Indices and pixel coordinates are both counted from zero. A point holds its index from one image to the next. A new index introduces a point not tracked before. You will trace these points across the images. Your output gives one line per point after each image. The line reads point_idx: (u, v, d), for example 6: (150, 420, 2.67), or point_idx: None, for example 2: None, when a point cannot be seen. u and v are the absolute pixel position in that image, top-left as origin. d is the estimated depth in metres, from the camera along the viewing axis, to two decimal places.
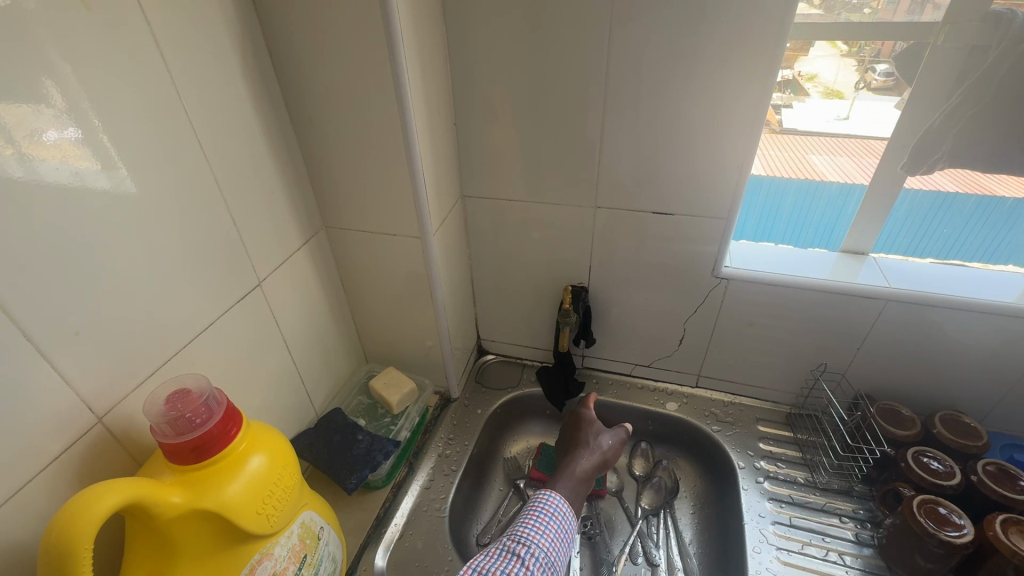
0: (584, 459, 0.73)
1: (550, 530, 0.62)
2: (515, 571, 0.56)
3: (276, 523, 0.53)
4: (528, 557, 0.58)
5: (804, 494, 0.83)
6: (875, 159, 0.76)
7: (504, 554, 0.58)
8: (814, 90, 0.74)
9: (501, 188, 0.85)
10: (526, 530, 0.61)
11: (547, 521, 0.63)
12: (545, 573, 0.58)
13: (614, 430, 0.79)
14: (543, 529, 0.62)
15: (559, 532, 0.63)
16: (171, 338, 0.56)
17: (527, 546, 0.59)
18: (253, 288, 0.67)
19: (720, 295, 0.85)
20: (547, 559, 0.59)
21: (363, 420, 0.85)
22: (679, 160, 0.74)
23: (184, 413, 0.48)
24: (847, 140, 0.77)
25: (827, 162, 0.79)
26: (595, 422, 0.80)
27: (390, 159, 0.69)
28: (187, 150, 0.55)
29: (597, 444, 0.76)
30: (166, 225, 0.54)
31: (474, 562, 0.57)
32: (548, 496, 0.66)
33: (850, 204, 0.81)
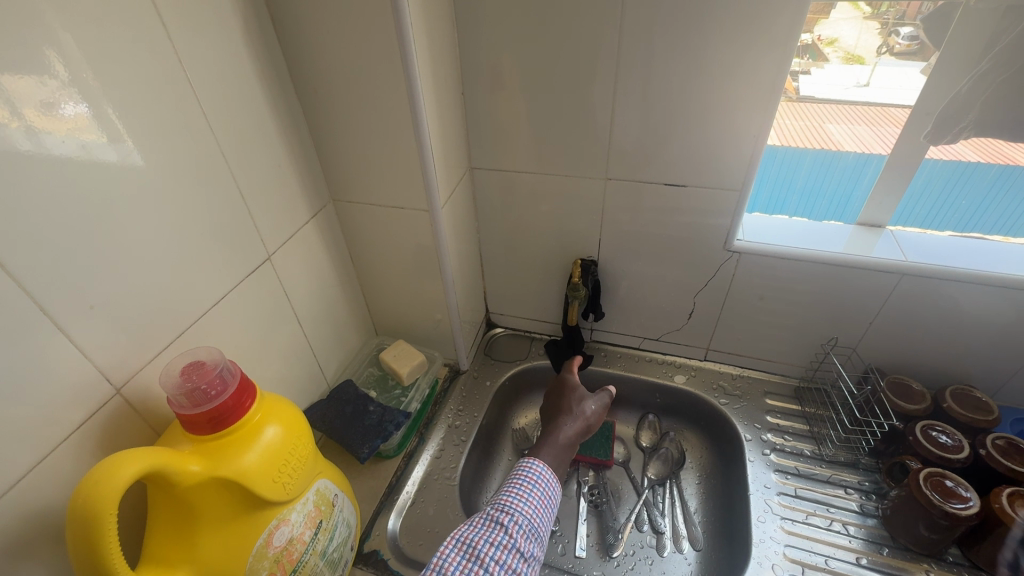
0: (568, 426, 0.73)
1: (534, 498, 0.63)
2: (499, 540, 0.57)
3: (292, 491, 0.55)
4: (511, 525, 0.58)
5: (810, 466, 0.83)
6: (897, 127, 0.73)
7: (487, 523, 0.59)
8: (835, 54, 0.76)
9: (511, 159, 0.83)
10: (509, 497, 0.62)
11: (531, 489, 0.63)
12: (530, 540, 0.59)
13: (597, 395, 0.79)
14: (527, 497, 0.62)
15: (543, 498, 0.63)
16: (183, 311, 0.56)
17: (511, 515, 0.60)
18: (263, 262, 0.67)
19: (731, 268, 0.84)
20: (530, 526, 0.60)
21: (374, 392, 0.86)
22: (693, 130, 0.72)
23: (199, 384, 0.49)
24: (866, 108, 0.80)
25: (845, 130, 0.80)
26: (578, 388, 0.80)
27: (396, 129, 0.67)
28: (193, 122, 0.54)
29: (581, 410, 0.76)
30: (174, 199, 0.54)
31: (457, 533, 0.58)
32: (532, 464, 0.66)
33: (868, 173, 0.79)
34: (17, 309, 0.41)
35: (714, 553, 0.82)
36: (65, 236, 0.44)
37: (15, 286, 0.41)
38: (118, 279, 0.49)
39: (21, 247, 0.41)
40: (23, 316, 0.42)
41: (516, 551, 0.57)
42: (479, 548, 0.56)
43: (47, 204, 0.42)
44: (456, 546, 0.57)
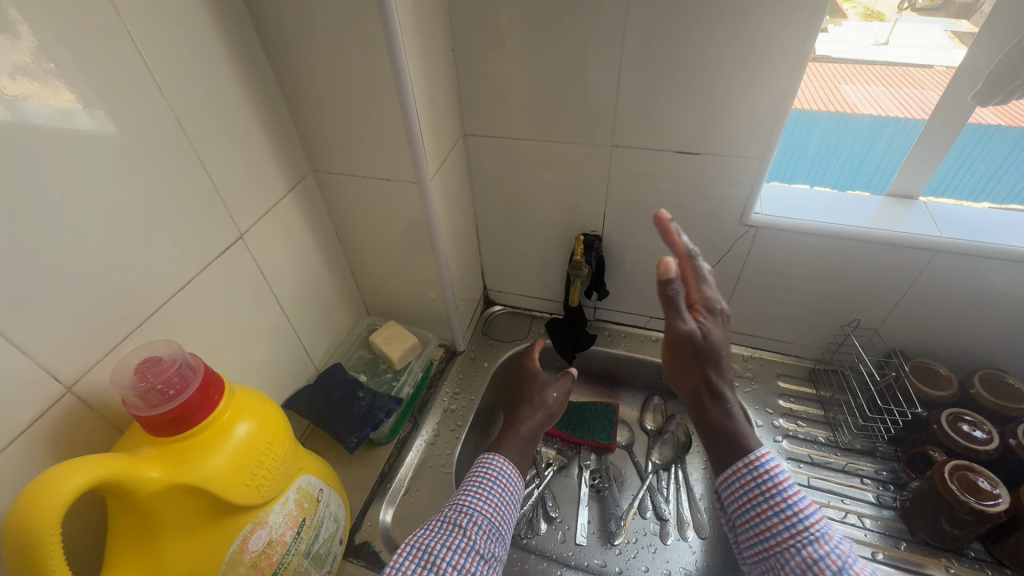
0: (528, 419, 0.69)
1: (495, 496, 0.60)
2: (456, 543, 0.54)
3: (267, 493, 0.51)
4: (470, 527, 0.56)
5: (824, 454, 0.78)
6: (915, 88, 0.70)
7: (444, 526, 0.56)
8: (853, 11, 0.69)
9: (507, 125, 0.76)
10: (468, 497, 0.59)
11: (491, 487, 0.61)
12: (490, 541, 0.56)
13: (560, 381, 0.74)
14: (487, 496, 0.60)
15: (504, 494, 0.61)
16: (141, 298, 0.51)
17: (470, 516, 0.57)
18: (234, 241, 0.61)
19: (747, 244, 0.78)
20: (491, 527, 0.57)
21: (364, 376, 0.81)
22: (711, 90, 0.64)
23: (156, 383, 0.44)
24: (886, 69, 0.74)
25: (862, 93, 0.73)
26: (540, 374, 0.75)
27: (377, 91, 0.60)
28: (137, 83, 0.47)
29: (542, 400, 0.71)
30: (121, 174, 0.47)
31: (412, 539, 0.55)
32: (492, 460, 0.64)
33: (884, 137, 0.72)
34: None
35: (719, 542, 0.79)
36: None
37: None
38: (58, 266, 0.43)
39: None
40: None
41: (476, 553, 0.54)
42: (435, 555, 0.53)
43: None
44: (411, 553, 0.53)
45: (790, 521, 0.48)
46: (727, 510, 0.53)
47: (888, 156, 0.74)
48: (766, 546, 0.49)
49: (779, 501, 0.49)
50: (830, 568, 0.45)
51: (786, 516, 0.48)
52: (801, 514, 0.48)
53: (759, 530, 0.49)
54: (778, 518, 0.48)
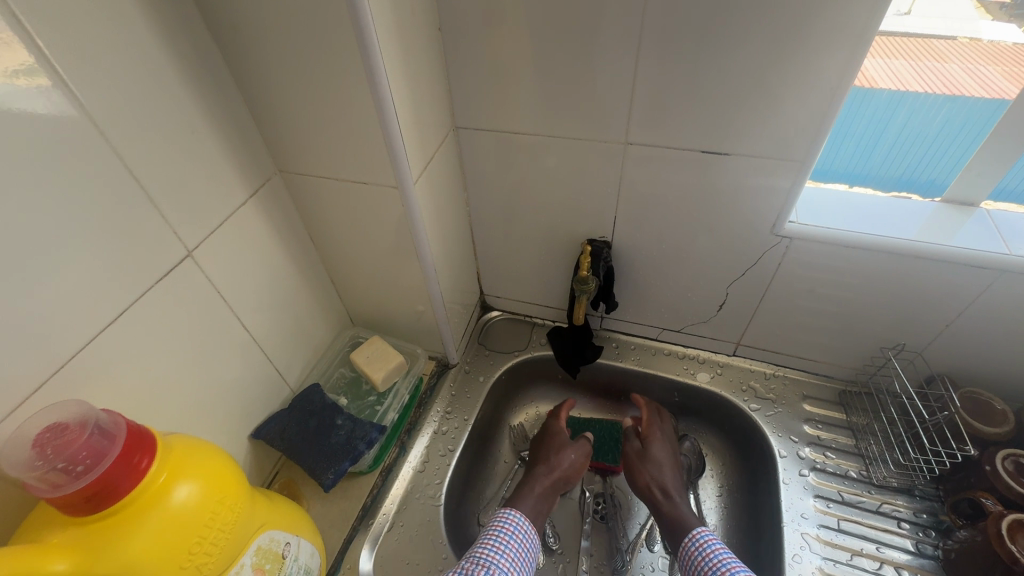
0: (542, 477, 0.73)
1: (511, 550, 0.62)
2: None
3: (211, 568, 0.43)
4: None
5: (855, 492, 0.71)
6: (939, 63, 0.57)
7: None
8: None
9: (504, 117, 0.66)
10: (487, 551, 0.61)
11: (508, 541, 0.63)
12: None
13: (579, 443, 0.78)
14: (504, 550, 0.62)
15: (520, 550, 0.63)
16: (60, 337, 0.43)
17: (488, 569, 0.59)
18: (182, 259, 0.52)
19: (777, 256, 0.68)
20: None
21: (344, 399, 0.73)
22: (746, 79, 0.54)
23: (60, 460, 0.36)
24: (909, 40, 0.56)
25: (878, 65, 0.58)
26: (561, 434, 0.79)
27: (346, 80, 0.50)
28: (31, 74, 0.37)
29: (557, 461, 0.75)
30: (19, 191, 0.38)
31: None
32: (508, 515, 0.66)
33: (899, 117, 0.59)
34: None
35: None
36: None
37: None
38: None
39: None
40: None
41: None
42: None
43: None
44: None
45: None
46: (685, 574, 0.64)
47: (905, 134, 0.61)
48: None
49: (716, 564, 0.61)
50: None
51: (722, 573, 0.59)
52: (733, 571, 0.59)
53: None
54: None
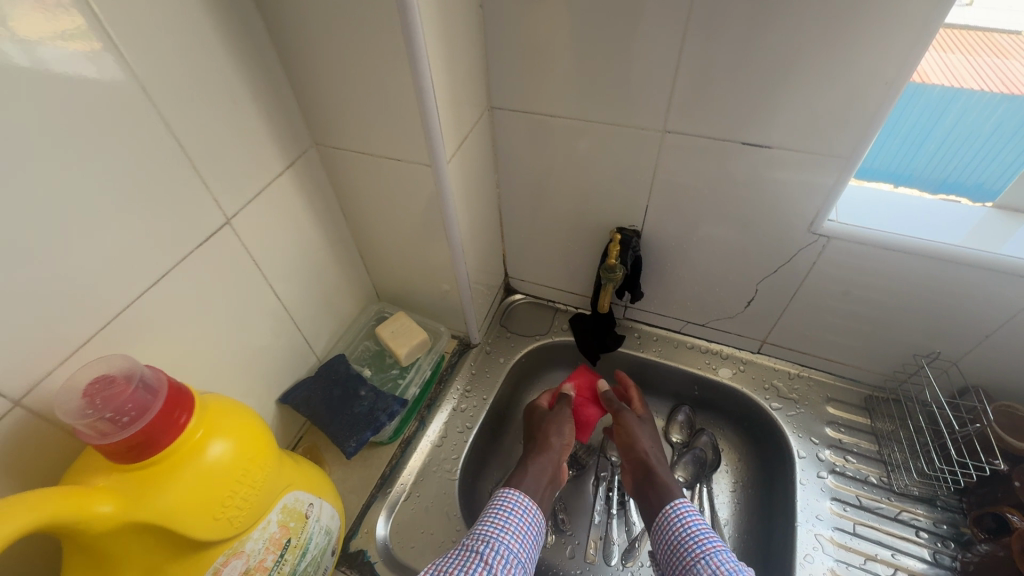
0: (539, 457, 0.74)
1: (513, 527, 0.63)
2: (475, 567, 0.56)
3: (241, 523, 0.45)
4: (488, 552, 0.58)
5: (874, 497, 0.70)
6: (999, 58, 0.55)
7: (463, 552, 0.59)
8: None
9: (539, 99, 0.65)
10: (487, 527, 0.62)
11: (509, 518, 0.64)
12: (510, 568, 0.58)
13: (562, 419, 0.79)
14: (506, 527, 0.62)
15: (521, 526, 0.64)
16: (104, 298, 0.44)
17: (488, 542, 0.60)
18: (220, 226, 0.53)
19: (813, 255, 0.67)
20: (511, 556, 0.60)
21: (369, 370, 0.76)
22: (795, 70, 0.52)
23: (108, 409, 0.38)
24: (964, 35, 0.56)
25: (937, 59, 0.56)
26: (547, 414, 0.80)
27: (386, 56, 0.50)
28: (62, 37, 0.37)
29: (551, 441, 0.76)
30: (76, 155, 0.40)
31: (433, 565, 0.57)
32: (507, 494, 0.67)
33: (955, 116, 0.57)
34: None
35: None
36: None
37: None
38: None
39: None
40: None
41: None
42: None
43: None
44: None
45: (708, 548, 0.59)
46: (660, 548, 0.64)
47: (953, 135, 0.59)
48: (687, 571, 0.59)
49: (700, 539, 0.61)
50: None
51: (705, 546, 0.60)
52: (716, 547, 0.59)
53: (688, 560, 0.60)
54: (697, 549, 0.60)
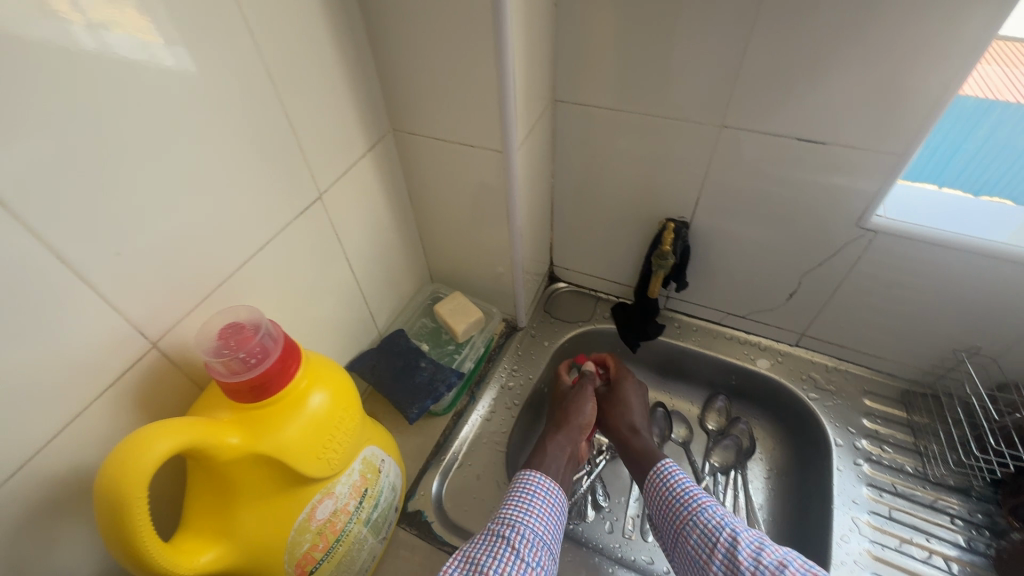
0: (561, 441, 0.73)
1: (538, 509, 0.61)
2: (503, 551, 0.54)
3: (336, 465, 0.50)
4: (514, 536, 0.56)
5: (910, 486, 0.73)
6: None
7: (489, 537, 0.57)
8: None
9: (602, 93, 0.69)
10: (512, 510, 0.60)
11: (534, 501, 0.62)
12: (538, 550, 0.56)
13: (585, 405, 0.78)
14: (531, 510, 0.61)
15: (545, 507, 0.62)
16: (222, 259, 0.50)
17: (514, 527, 0.58)
18: (313, 201, 0.58)
19: (859, 249, 0.69)
20: (538, 539, 0.58)
21: (426, 345, 0.81)
22: (854, 70, 0.55)
23: (239, 352, 0.43)
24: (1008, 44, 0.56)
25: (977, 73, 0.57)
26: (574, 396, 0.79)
27: (472, 47, 0.54)
28: (132, 27, 0.37)
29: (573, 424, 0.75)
30: (212, 128, 0.45)
31: (460, 552, 0.55)
32: (531, 477, 0.65)
33: (988, 121, 0.60)
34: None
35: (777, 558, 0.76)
36: (64, 160, 0.35)
37: (43, 244, 0.36)
38: (138, 218, 0.41)
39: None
40: (50, 273, 0.36)
41: (522, 561, 0.54)
42: (483, 562, 0.53)
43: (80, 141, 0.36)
44: (460, 563, 0.54)
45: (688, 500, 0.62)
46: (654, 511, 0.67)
47: (987, 147, 0.62)
48: (677, 526, 0.62)
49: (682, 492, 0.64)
50: (717, 528, 0.58)
51: (685, 498, 0.63)
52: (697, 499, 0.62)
53: (676, 511, 0.63)
54: (679, 502, 0.63)
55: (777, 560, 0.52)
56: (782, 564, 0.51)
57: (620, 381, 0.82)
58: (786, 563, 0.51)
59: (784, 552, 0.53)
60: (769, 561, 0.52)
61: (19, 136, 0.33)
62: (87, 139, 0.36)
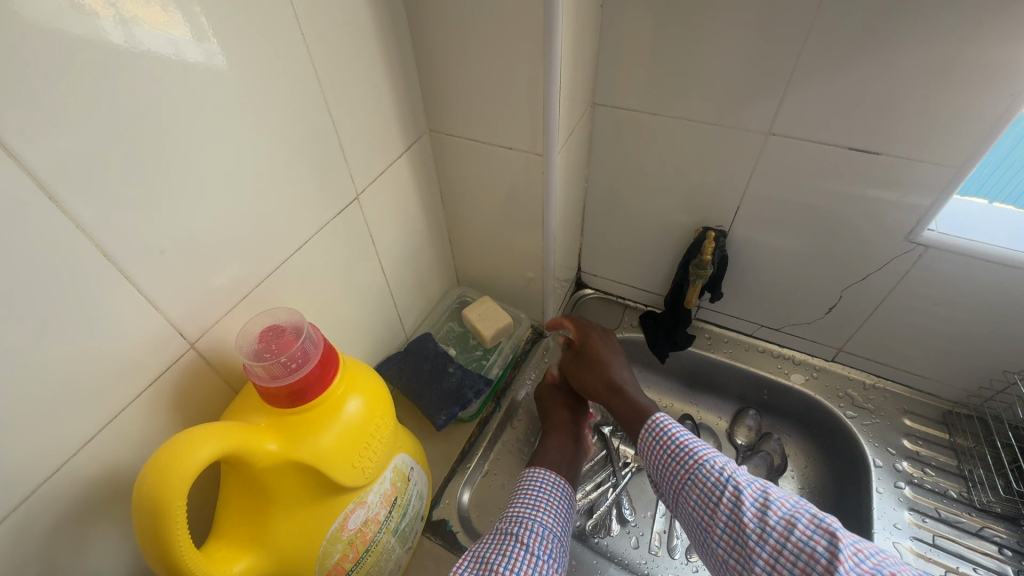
0: (552, 443, 0.70)
1: (546, 503, 0.59)
2: (513, 548, 0.51)
3: (370, 474, 0.49)
4: (523, 534, 0.54)
5: (954, 512, 0.70)
6: None
7: (498, 536, 0.54)
8: None
9: (644, 97, 0.67)
10: (519, 507, 0.58)
11: (540, 496, 0.60)
12: (550, 547, 0.54)
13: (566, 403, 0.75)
14: (538, 505, 0.58)
15: (553, 500, 0.60)
16: (259, 259, 0.49)
17: (522, 524, 0.55)
18: (350, 201, 0.57)
19: (907, 264, 0.67)
20: (548, 534, 0.55)
21: (453, 350, 0.80)
22: (916, 78, 0.52)
23: (280, 356, 0.42)
24: None
25: None
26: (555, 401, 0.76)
27: (516, 49, 0.53)
28: (160, 22, 0.35)
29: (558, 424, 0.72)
30: (255, 125, 0.44)
31: (469, 553, 0.52)
32: (535, 473, 0.63)
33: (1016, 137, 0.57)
34: (32, 248, 0.32)
35: None
36: (107, 155, 0.34)
37: (86, 240, 0.35)
38: (179, 216, 0.40)
39: (39, 162, 0.31)
40: (91, 271, 0.35)
41: (534, 557, 0.51)
42: (493, 561, 0.50)
43: (124, 136, 0.35)
44: (470, 564, 0.50)
45: (689, 454, 0.55)
46: (647, 462, 0.59)
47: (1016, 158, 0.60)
48: (676, 481, 0.55)
49: (681, 444, 0.56)
50: (723, 488, 0.51)
51: (685, 453, 0.55)
52: (697, 455, 0.54)
53: (674, 467, 0.55)
54: (679, 459, 0.55)
55: (784, 518, 0.47)
56: (789, 523, 0.46)
57: (586, 338, 0.74)
58: (795, 521, 0.46)
59: (792, 504, 0.48)
60: (776, 522, 0.47)
61: (63, 129, 0.31)
62: (132, 134, 0.35)
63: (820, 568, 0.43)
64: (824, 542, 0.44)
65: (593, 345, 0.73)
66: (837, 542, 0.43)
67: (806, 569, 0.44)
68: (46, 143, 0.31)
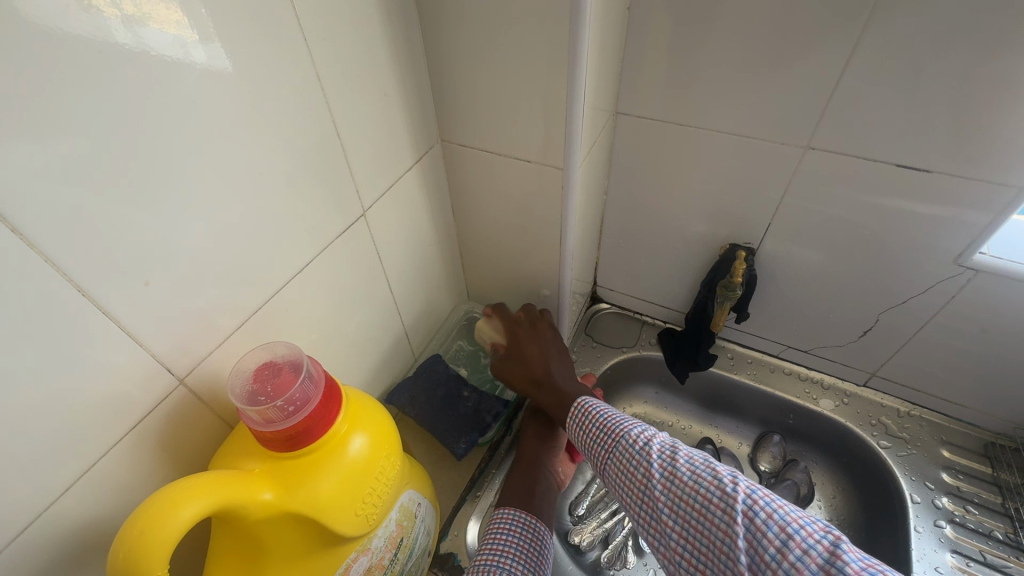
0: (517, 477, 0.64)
1: (518, 543, 0.55)
2: None
3: (375, 518, 0.45)
4: None
5: (1000, 555, 0.65)
6: None
7: None
8: None
9: (671, 107, 0.63)
10: (488, 555, 0.54)
11: (510, 537, 0.55)
12: None
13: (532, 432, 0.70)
14: (509, 549, 0.54)
15: (526, 541, 0.56)
16: (257, 284, 0.45)
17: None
18: (356, 218, 0.53)
19: (954, 288, 0.62)
20: None
21: (465, 371, 0.78)
22: (979, 91, 0.48)
23: (277, 399, 0.38)
24: None
25: None
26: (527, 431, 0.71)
27: (537, 56, 0.48)
28: (165, 19, 0.31)
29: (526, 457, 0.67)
30: (256, 138, 0.40)
31: None
32: (503, 514, 0.58)
33: None
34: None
35: None
36: (82, 175, 0.30)
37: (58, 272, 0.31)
38: (168, 241, 0.36)
39: (6, 177, 0.27)
40: (66, 308, 0.32)
41: None
42: None
43: (109, 152, 0.31)
44: None
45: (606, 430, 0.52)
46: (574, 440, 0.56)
47: None
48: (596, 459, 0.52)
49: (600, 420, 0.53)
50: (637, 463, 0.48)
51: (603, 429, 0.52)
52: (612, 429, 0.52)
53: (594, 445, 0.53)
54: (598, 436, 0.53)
55: (691, 484, 0.45)
56: (692, 489, 0.44)
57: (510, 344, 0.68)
58: (698, 486, 0.44)
59: (698, 466, 0.46)
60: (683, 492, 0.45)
61: (30, 148, 0.27)
62: (116, 152, 0.31)
63: (721, 533, 0.42)
64: (721, 505, 0.42)
65: (517, 351, 0.66)
66: (733, 502, 0.42)
67: (710, 535, 0.43)
68: (20, 162, 0.27)
